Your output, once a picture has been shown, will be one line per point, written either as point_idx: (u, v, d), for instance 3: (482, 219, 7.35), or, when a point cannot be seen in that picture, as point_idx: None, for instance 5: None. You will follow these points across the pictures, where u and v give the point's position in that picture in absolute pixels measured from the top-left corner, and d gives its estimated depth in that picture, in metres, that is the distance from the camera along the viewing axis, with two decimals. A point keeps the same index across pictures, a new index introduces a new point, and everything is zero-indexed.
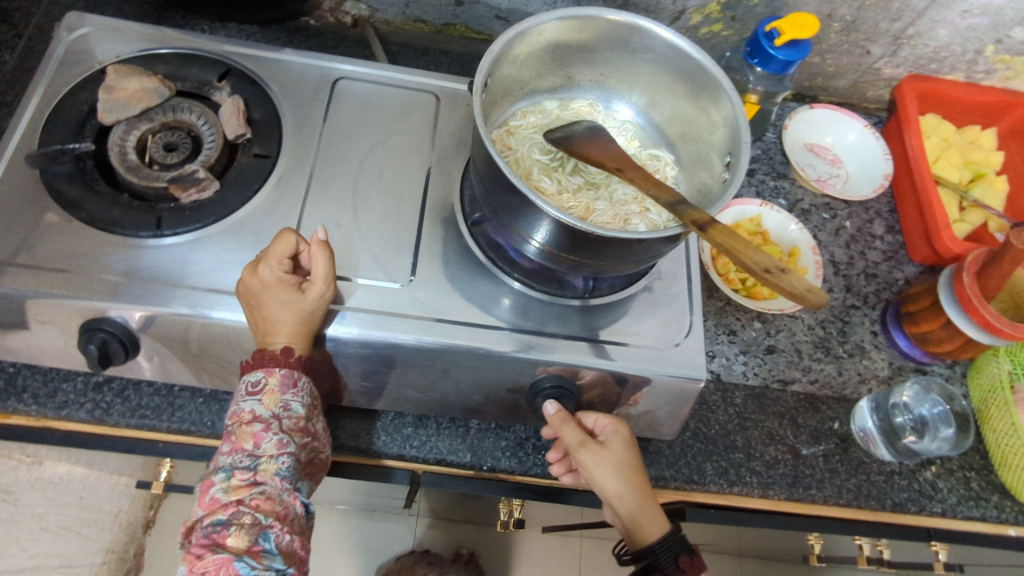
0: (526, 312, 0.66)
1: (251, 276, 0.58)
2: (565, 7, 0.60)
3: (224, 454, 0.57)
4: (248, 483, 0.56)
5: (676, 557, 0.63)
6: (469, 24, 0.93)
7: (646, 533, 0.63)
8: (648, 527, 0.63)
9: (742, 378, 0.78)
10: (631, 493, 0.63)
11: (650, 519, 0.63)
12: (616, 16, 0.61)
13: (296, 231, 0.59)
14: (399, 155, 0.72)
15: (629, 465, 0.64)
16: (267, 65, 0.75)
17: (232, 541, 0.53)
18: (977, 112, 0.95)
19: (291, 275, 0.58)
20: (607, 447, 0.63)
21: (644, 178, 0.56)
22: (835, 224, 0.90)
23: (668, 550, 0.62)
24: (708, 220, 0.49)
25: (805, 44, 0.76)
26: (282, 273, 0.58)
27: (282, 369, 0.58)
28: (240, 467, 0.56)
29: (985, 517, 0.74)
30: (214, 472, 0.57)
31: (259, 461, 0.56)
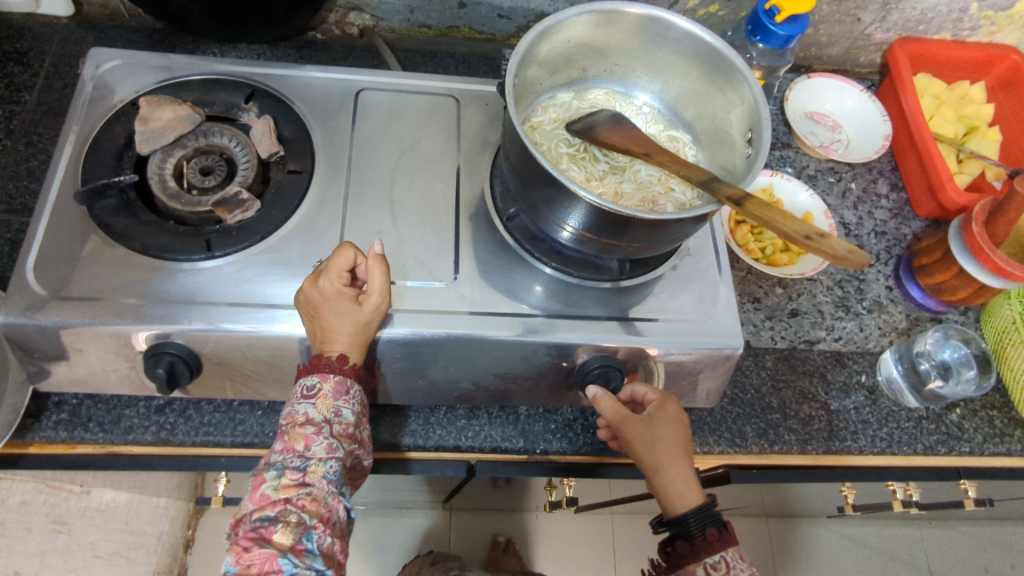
0: (567, 298, 0.69)
1: (312, 287, 0.59)
2: (583, 3, 0.63)
3: (275, 453, 0.58)
4: (296, 483, 0.57)
5: (704, 529, 0.62)
6: (472, 25, 0.96)
7: (676, 505, 0.64)
8: (676, 498, 0.64)
9: (771, 343, 0.81)
10: (668, 464, 0.64)
11: (684, 492, 0.64)
12: (632, 7, 0.64)
13: (355, 245, 0.61)
14: (427, 159, 0.74)
15: (669, 439, 0.65)
16: (289, 83, 0.77)
17: (278, 537, 0.54)
18: (965, 67, 0.99)
19: (349, 287, 0.60)
20: (649, 421, 0.65)
21: (672, 160, 0.59)
22: (841, 187, 0.94)
23: (698, 521, 0.62)
24: (743, 195, 0.52)
25: (803, 18, 0.79)
26: (340, 285, 0.60)
27: (336, 375, 0.60)
28: (291, 467, 0.57)
29: (1011, 451, 0.78)
30: (265, 468, 0.58)
31: (308, 463, 0.57)
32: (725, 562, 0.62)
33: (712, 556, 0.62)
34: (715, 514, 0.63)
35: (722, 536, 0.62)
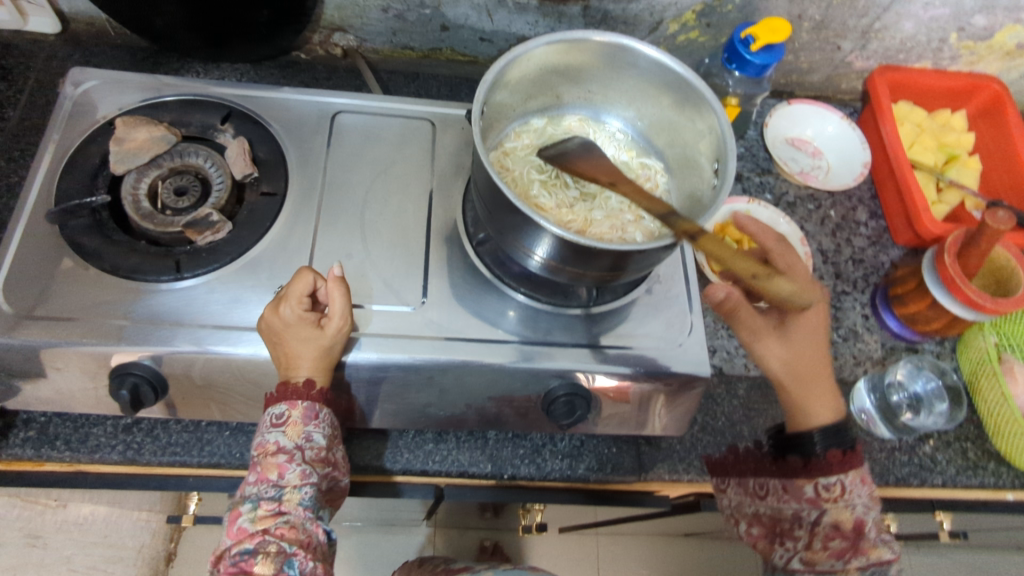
0: (534, 324, 0.69)
1: (272, 314, 0.59)
2: (551, 33, 0.63)
3: (249, 484, 0.58)
4: (273, 513, 0.56)
5: (827, 450, 0.65)
6: (455, 48, 0.97)
7: (808, 419, 0.67)
8: (817, 412, 0.67)
9: (745, 370, 0.82)
10: (811, 385, 0.67)
11: (816, 410, 0.67)
12: (602, 37, 0.64)
13: (313, 268, 0.61)
14: (400, 182, 0.75)
15: (812, 355, 0.67)
16: (266, 104, 0.78)
17: (259, 568, 0.53)
18: (946, 96, 0.99)
19: (311, 312, 0.60)
20: (789, 337, 0.67)
21: (636, 191, 0.59)
22: (821, 213, 0.94)
23: (822, 442, 0.65)
24: (697, 229, 0.53)
25: (779, 48, 0.79)
26: (302, 311, 0.60)
27: (304, 402, 0.59)
28: (266, 497, 0.57)
29: (984, 484, 0.78)
30: (241, 501, 0.57)
31: (283, 492, 0.57)
32: (840, 484, 0.64)
33: (828, 478, 0.64)
34: (847, 436, 0.66)
35: (843, 459, 0.64)
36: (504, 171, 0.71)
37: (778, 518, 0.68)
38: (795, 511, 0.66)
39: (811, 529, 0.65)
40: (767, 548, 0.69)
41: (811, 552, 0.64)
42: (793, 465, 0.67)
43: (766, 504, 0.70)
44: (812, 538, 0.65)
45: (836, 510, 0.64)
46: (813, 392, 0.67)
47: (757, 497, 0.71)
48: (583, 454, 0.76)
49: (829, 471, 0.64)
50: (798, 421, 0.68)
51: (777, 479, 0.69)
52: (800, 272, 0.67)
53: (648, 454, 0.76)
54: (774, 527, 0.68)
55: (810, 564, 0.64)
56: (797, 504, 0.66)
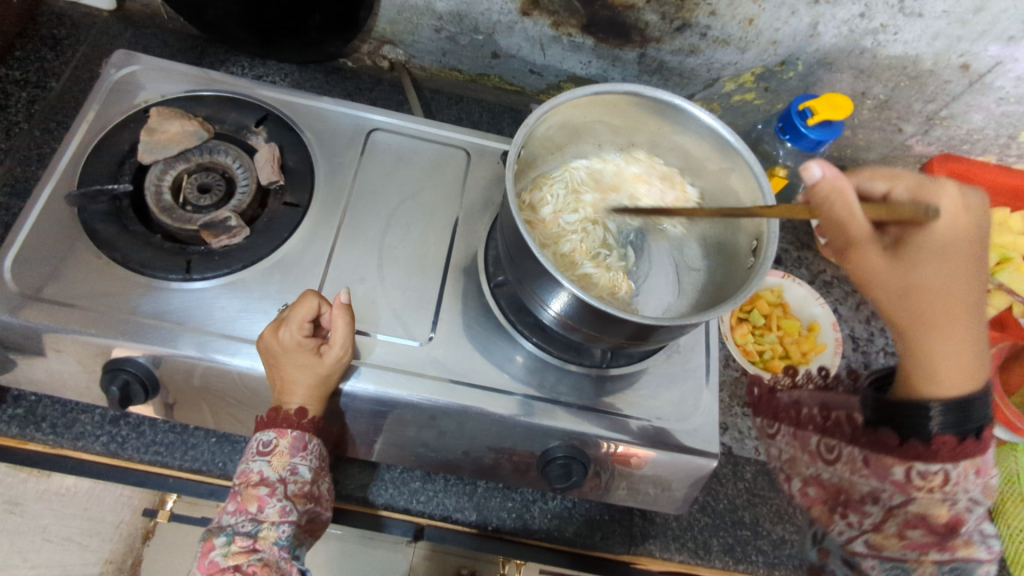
0: (541, 377, 0.66)
1: (271, 336, 0.57)
2: (597, 83, 0.60)
3: (227, 514, 0.56)
4: (246, 550, 0.54)
5: (943, 433, 0.57)
6: (503, 76, 0.96)
7: (947, 387, 0.58)
8: (954, 378, 0.57)
9: (755, 453, 0.78)
10: (933, 315, 0.57)
11: (949, 374, 0.57)
12: (656, 94, 0.61)
13: (319, 293, 0.58)
14: (427, 210, 0.73)
15: (931, 288, 0.56)
16: (304, 112, 0.77)
17: None
18: (1007, 194, 0.95)
19: (311, 337, 0.57)
20: (911, 269, 0.55)
21: None
22: (857, 298, 0.91)
23: (955, 414, 0.57)
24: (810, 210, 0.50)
25: (838, 125, 0.76)
26: (302, 336, 0.57)
27: (294, 431, 0.57)
28: (241, 532, 0.55)
29: None
30: (216, 532, 0.55)
31: (260, 528, 0.55)
32: (942, 475, 0.58)
33: (926, 466, 0.59)
34: (977, 415, 0.57)
35: (956, 448, 0.57)
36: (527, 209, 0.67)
37: (845, 488, 0.68)
38: (874, 493, 0.63)
39: (884, 511, 0.62)
40: (826, 514, 0.70)
41: (881, 534, 0.62)
42: (885, 442, 0.63)
43: (833, 470, 0.70)
44: (886, 522, 0.61)
45: (929, 501, 0.59)
46: (934, 324, 0.58)
47: (818, 457, 0.73)
48: (573, 517, 0.72)
49: (926, 458, 0.58)
50: (919, 386, 0.60)
51: (813, 435, 0.75)
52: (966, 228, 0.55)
53: (641, 527, 0.72)
54: (837, 495, 0.69)
55: (876, 549, 0.61)
56: (880, 483, 0.63)
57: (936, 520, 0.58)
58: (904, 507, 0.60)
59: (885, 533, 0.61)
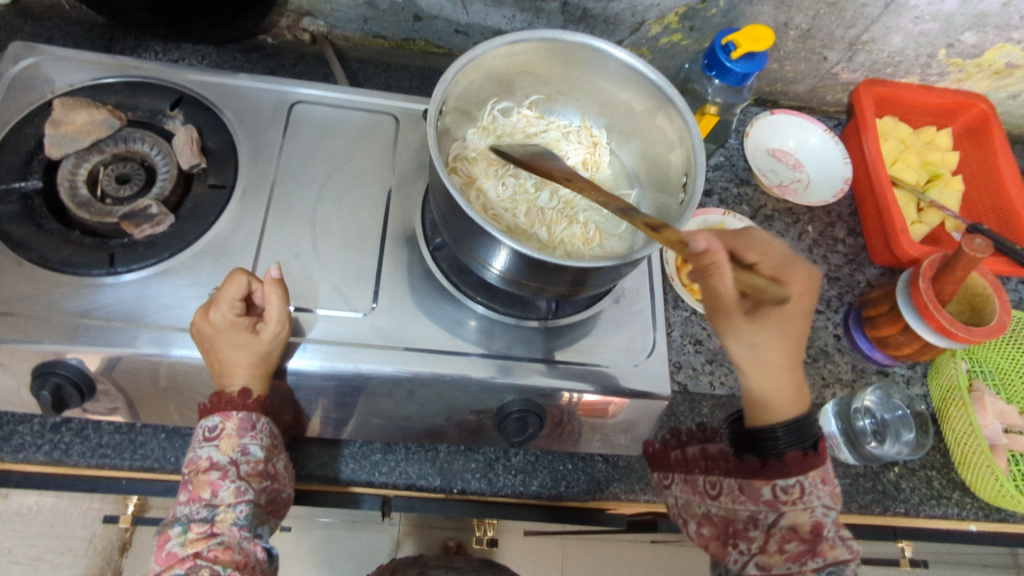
0: (491, 335, 0.66)
1: (202, 320, 0.55)
2: (510, 33, 0.59)
3: (180, 504, 0.55)
4: (204, 535, 0.54)
5: (788, 449, 0.60)
6: (429, 39, 0.93)
7: (779, 413, 0.60)
8: (782, 403, 0.60)
9: (709, 388, 0.79)
10: (776, 380, 0.60)
11: (779, 403, 0.60)
12: (571, 38, 0.60)
13: (248, 270, 0.56)
14: (358, 179, 0.71)
15: (778, 348, 0.59)
16: (221, 91, 0.74)
17: None
18: (933, 113, 0.97)
19: (244, 316, 0.56)
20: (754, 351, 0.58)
21: (593, 188, 0.57)
22: (798, 228, 0.92)
23: (790, 435, 0.60)
24: (659, 223, 0.51)
25: (760, 56, 0.76)
26: (234, 315, 0.55)
27: (239, 413, 0.56)
28: (196, 519, 0.54)
29: (946, 514, 0.77)
30: (171, 524, 0.55)
31: (216, 512, 0.55)
32: (799, 487, 0.60)
33: (784, 479, 0.60)
34: (810, 432, 0.60)
35: (803, 460, 0.59)
36: (451, 172, 0.67)
37: (732, 519, 0.63)
38: (750, 515, 0.62)
39: (766, 531, 0.61)
40: (720, 550, 0.64)
41: (766, 556, 0.60)
42: (751, 465, 0.62)
43: (717, 504, 0.65)
44: (768, 540, 0.60)
45: (794, 513, 0.60)
46: (778, 370, 0.59)
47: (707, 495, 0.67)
48: (537, 470, 0.72)
49: (785, 474, 0.60)
50: (759, 417, 0.62)
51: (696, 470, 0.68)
52: (807, 293, 0.59)
53: (604, 472, 0.73)
54: (727, 529, 0.63)
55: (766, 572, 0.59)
56: (754, 505, 0.62)
57: (803, 528, 0.59)
58: (777, 524, 0.60)
59: (768, 552, 0.60)
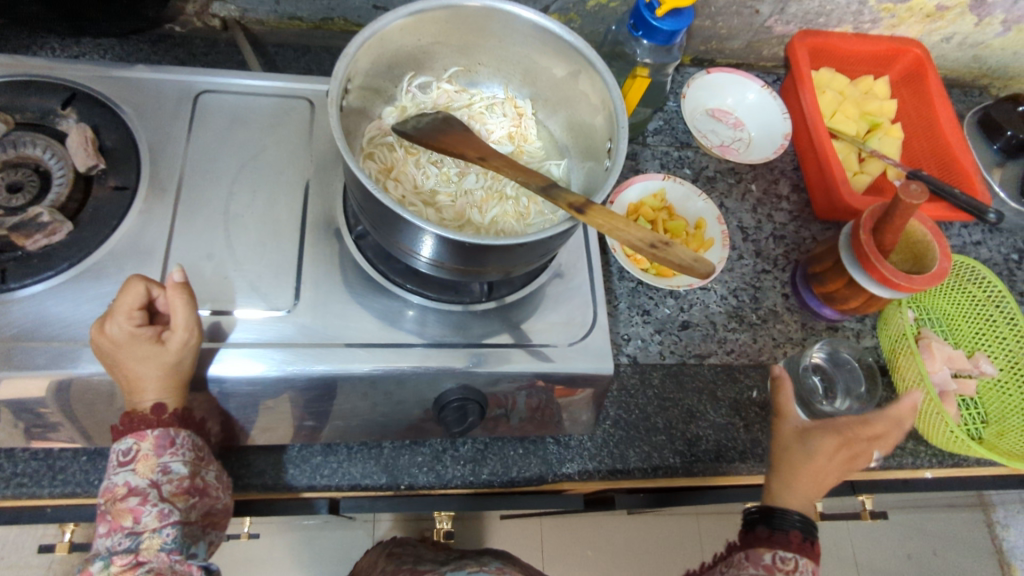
0: (425, 324, 0.63)
1: (99, 334, 0.51)
2: (403, 6, 0.57)
3: (102, 536, 0.52)
4: (130, 566, 0.51)
5: (789, 530, 0.64)
6: (348, 17, 0.89)
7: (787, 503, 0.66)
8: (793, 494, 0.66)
9: (659, 358, 0.78)
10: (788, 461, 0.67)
11: (789, 495, 0.66)
12: (468, 2, 0.58)
13: (146, 276, 0.53)
14: (273, 170, 0.67)
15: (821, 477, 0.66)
16: (117, 84, 0.69)
17: None
18: (869, 61, 0.96)
19: (146, 326, 0.52)
20: (804, 445, 0.67)
21: (508, 165, 0.56)
22: (741, 188, 0.91)
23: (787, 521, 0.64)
24: (585, 202, 0.49)
25: (687, 12, 0.74)
26: (133, 327, 0.52)
27: (155, 430, 0.53)
28: (120, 550, 0.51)
29: (901, 464, 0.77)
30: (93, 559, 0.52)
31: (140, 539, 0.51)
32: (795, 561, 0.63)
33: (785, 550, 0.63)
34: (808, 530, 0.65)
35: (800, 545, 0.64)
36: (368, 158, 0.64)
37: None
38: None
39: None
40: None
41: None
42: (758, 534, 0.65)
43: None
44: None
45: None
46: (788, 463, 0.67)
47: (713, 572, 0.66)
48: (487, 458, 0.70)
49: (783, 546, 0.63)
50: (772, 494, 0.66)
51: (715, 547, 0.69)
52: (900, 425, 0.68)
53: (557, 453, 0.71)
54: None
55: None
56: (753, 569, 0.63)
57: None
58: None
59: None
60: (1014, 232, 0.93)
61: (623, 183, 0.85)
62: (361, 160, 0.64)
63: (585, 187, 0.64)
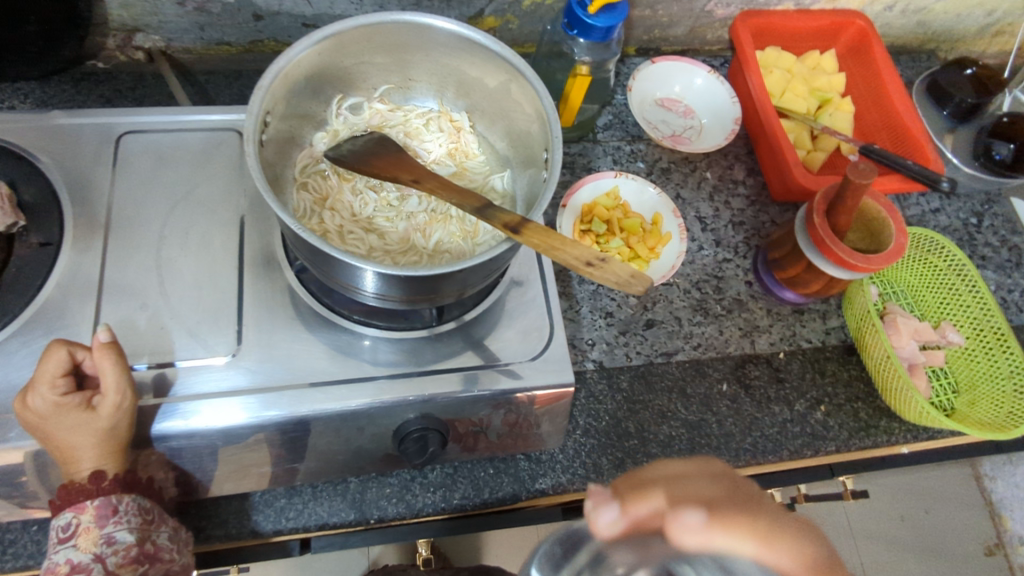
0: (378, 356, 0.61)
1: (23, 408, 0.51)
2: (314, 31, 0.54)
3: None
4: None
5: None
6: (278, 38, 0.86)
7: None
8: None
9: (625, 360, 0.76)
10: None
11: None
12: (384, 19, 0.56)
13: (67, 341, 0.53)
14: (205, 208, 0.65)
15: None
16: (32, 132, 0.66)
17: None
18: (814, 37, 0.95)
19: (72, 394, 0.52)
20: None
21: (442, 187, 0.53)
22: (697, 177, 0.89)
23: None
24: (519, 220, 0.48)
25: (621, 7, 0.72)
26: (58, 397, 0.51)
27: (94, 499, 0.52)
28: None
29: (875, 443, 0.76)
30: None
31: None
32: None
33: None
34: None
35: None
36: (301, 189, 0.62)
37: None
38: None
39: None
40: None
41: None
42: None
43: None
44: None
45: None
46: None
47: None
48: (457, 482, 0.69)
49: None
50: None
51: None
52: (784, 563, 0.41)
53: (528, 470, 0.70)
54: None
55: None
56: None
57: None
58: None
59: None
60: (971, 196, 0.92)
61: (574, 184, 0.83)
62: (294, 192, 0.62)
63: (527, 199, 0.61)
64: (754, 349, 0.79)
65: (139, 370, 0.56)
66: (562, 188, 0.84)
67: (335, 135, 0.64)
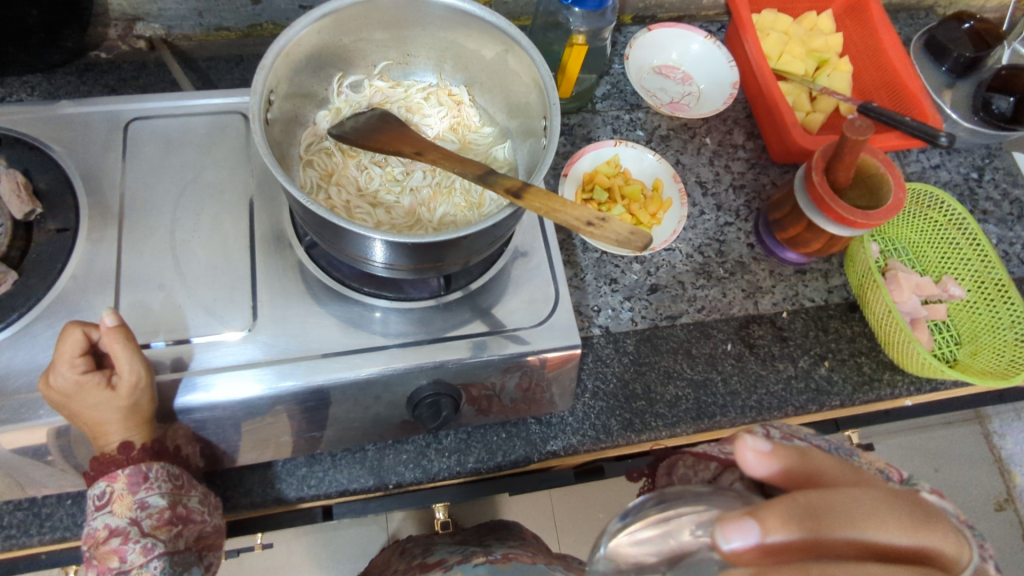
0: (389, 326, 0.63)
1: (48, 387, 0.53)
2: (312, 9, 0.55)
3: None
4: None
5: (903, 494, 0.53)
6: (276, 21, 0.87)
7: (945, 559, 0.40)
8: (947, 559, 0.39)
9: (631, 324, 0.78)
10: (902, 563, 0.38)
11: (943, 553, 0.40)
12: None
13: (81, 322, 0.54)
14: (214, 190, 0.66)
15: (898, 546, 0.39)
16: (43, 122, 0.67)
17: None
18: None
19: (92, 373, 0.54)
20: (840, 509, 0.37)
21: (444, 157, 0.54)
22: (696, 143, 0.90)
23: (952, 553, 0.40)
24: (521, 185, 0.49)
25: None
26: (78, 374, 0.53)
27: (125, 469, 0.54)
28: None
29: (880, 396, 0.78)
30: None
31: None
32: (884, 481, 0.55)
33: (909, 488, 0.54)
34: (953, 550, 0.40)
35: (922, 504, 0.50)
36: (307, 166, 0.64)
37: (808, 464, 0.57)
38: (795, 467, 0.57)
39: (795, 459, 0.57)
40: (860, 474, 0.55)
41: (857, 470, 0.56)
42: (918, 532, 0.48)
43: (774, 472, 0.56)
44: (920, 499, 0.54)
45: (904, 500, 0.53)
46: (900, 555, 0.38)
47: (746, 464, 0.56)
48: (471, 447, 0.71)
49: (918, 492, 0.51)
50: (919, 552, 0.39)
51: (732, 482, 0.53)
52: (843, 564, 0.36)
53: (540, 432, 0.72)
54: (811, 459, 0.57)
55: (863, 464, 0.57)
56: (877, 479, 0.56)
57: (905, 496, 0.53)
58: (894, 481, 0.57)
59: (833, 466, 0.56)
60: (971, 151, 0.93)
61: (575, 153, 0.84)
62: (300, 169, 0.63)
63: (528, 168, 0.63)
64: (757, 309, 0.81)
65: (158, 347, 0.59)
66: (562, 159, 0.86)
67: (339, 112, 0.65)
